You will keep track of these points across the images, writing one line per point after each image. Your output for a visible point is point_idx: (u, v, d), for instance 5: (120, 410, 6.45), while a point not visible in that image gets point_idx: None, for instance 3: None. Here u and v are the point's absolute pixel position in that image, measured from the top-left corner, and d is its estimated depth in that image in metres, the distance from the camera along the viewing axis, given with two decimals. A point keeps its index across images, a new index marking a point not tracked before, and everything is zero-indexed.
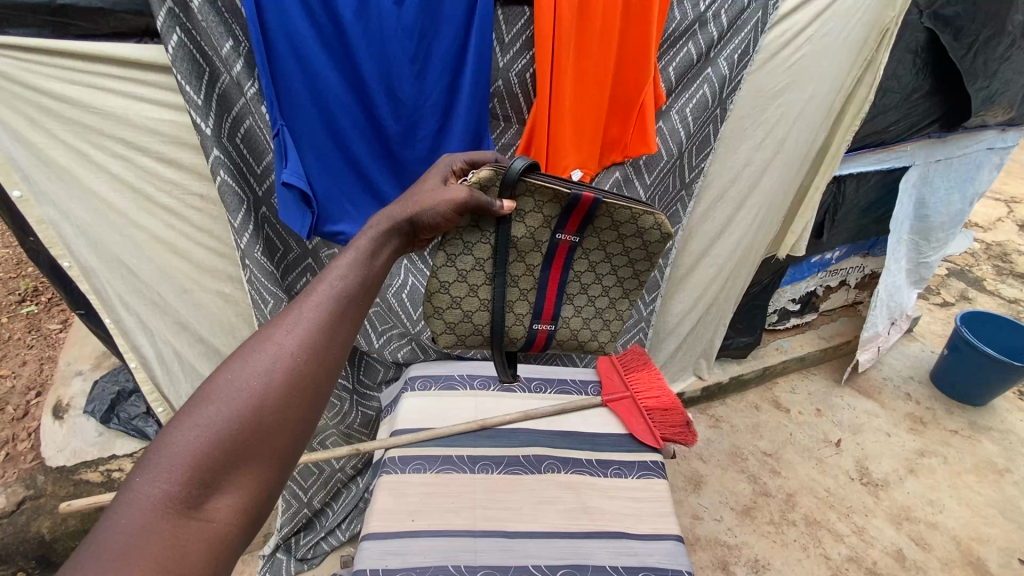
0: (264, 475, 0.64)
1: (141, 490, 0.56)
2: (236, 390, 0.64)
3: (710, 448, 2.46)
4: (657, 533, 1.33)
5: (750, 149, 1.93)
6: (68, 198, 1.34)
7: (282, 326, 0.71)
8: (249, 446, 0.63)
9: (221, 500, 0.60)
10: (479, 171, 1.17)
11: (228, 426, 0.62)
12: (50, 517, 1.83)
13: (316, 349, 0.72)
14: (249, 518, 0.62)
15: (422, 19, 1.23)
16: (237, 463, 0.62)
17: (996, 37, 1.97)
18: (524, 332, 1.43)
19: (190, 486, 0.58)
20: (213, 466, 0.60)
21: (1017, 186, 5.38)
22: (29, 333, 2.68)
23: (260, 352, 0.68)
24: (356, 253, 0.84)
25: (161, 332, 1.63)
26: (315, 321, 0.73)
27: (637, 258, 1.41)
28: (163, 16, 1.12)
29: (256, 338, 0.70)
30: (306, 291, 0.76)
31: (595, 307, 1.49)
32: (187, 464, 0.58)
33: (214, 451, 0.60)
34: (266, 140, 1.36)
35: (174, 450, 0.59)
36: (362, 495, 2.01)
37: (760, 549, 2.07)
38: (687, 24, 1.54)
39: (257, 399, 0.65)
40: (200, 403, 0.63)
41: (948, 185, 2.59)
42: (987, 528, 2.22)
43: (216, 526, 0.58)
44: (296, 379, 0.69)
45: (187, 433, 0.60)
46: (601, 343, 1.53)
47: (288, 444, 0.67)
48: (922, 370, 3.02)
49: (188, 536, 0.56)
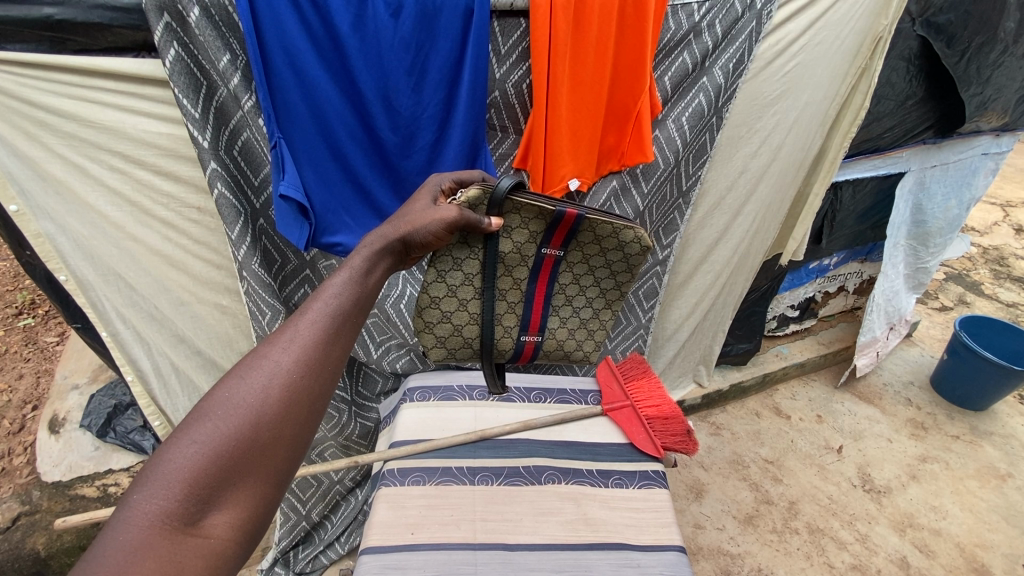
0: (261, 491, 0.63)
1: (137, 506, 0.55)
2: (233, 407, 0.64)
3: (710, 456, 2.46)
4: (658, 544, 1.32)
5: (746, 155, 1.94)
6: (65, 212, 1.34)
7: (278, 342, 0.71)
8: (246, 462, 0.62)
9: (218, 516, 0.59)
10: (468, 192, 1.17)
11: (225, 443, 0.61)
12: (45, 533, 1.79)
13: (313, 365, 0.71)
14: (245, 534, 0.61)
15: (418, 31, 1.23)
16: (235, 479, 0.61)
17: (988, 44, 1.99)
18: (512, 344, 1.45)
19: (187, 503, 0.57)
20: (210, 483, 0.59)
21: (1012, 190, 5.42)
22: (26, 346, 2.66)
23: (257, 369, 0.68)
24: (351, 271, 0.84)
25: (158, 345, 1.62)
26: (314, 337, 0.73)
27: (619, 270, 1.44)
28: (160, 30, 1.12)
29: (252, 355, 0.69)
30: (304, 304, 0.77)
31: (580, 318, 1.51)
32: (185, 480, 0.58)
33: (212, 466, 0.60)
34: (263, 152, 1.37)
35: (171, 466, 0.58)
36: (361, 507, 2.00)
37: (763, 558, 2.05)
38: (681, 35, 1.56)
39: (254, 416, 0.64)
40: (198, 419, 0.62)
41: (944, 191, 2.60)
42: (990, 534, 2.20)
43: (213, 541, 0.57)
44: (295, 394, 0.68)
45: (186, 447, 0.60)
46: (587, 352, 1.56)
47: (284, 461, 0.66)
48: (923, 375, 3.02)
49: (186, 552, 0.55)
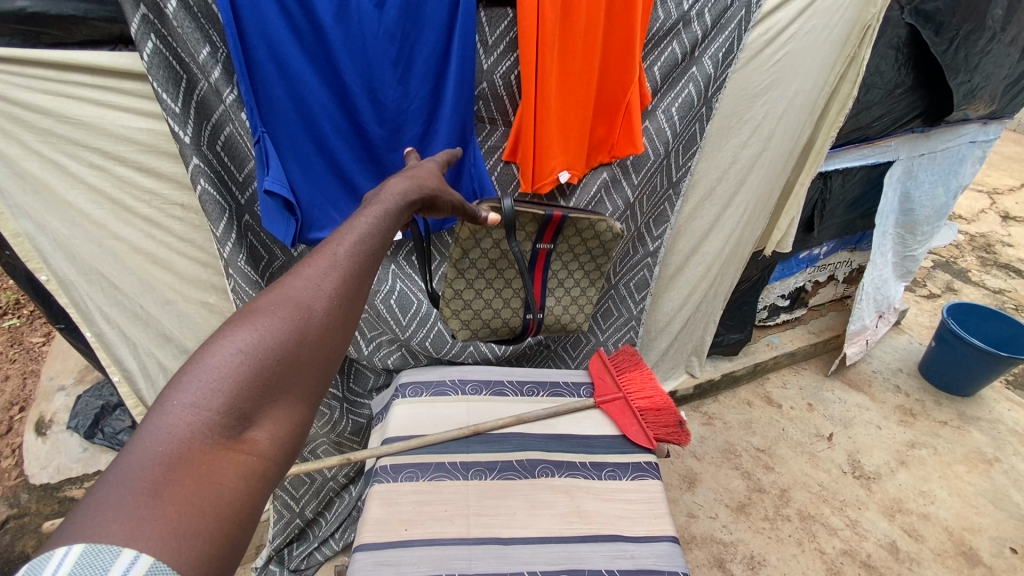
0: (297, 412, 0.61)
1: (176, 412, 0.51)
2: (273, 322, 0.61)
3: (703, 446, 2.47)
4: (652, 535, 1.33)
5: (737, 145, 1.93)
6: (44, 210, 1.30)
7: (319, 264, 0.68)
8: (284, 380, 0.60)
9: (258, 432, 0.56)
10: (484, 208, 1.25)
11: (265, 358, 0.59)
12: (35, 536, 1.77)
13: (353, 292, 0.69)
14: (282, 454, 0.58)
15: (403, 21, 1.20)
16: (273, 397, 0.59)
17: (976, 32, 2.00)
18: (517, 321, 1.67)
19: (228, 416, 0.54)
20: (249, 398, 0.56)
21: (998, 177, 5.47)
22: (12, 347, 2.62)
23: (298, 288, 0.65)
24: (387, 207, 0.81)
25: (145, 344, 1.60)
26: (354, 263, 0.71)
27: (598, 255, 1.60)
28: (136, 23, 1.08)
29: (292, 274, 0.66)
30: (344, 228, 0.74)
31: (573, 296, 1.68)
32: (226, 392, 0.55)
33: (252, 382, 0.57)
34: (247, 146, 1.35)
35: (212, 376, 0.55)
36: (355, 504, 1.99)
37: (756, 546, 2.07)
38: (671, 24, 1.54)
39: (294, 337, 0.62)
40: (238, 331, 0.59)
41: (932, 178, 2.62)
42: (977, 517, 2.24)
43: (254, 457, 0.55)
44: (335, 318, 0.66)
45: (226, 358, 0.57)
46: (582, 322, 1.74)
47: (319, 384, 0.64)
48: (911, 362, 3.05)
49: (227, 464, 0.52)
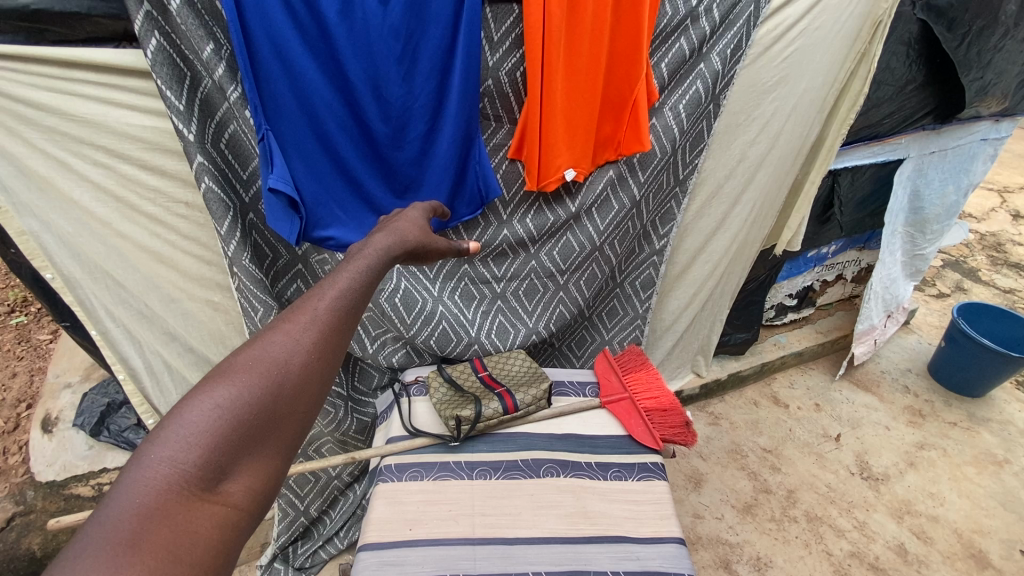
0: (274, 462, 0.61)
1: (152, 466, 0.52)
2: (253, 377, 0.62)
3: (709, 446, 2.45)
4: (658, 536, 1.31)
5: (744, 143, 1.92)
6: (48, 208, 1.30)
7: (302, 317, 0.69)
8: (263, 431, 0.61)
9: (232, 483, 0.57)
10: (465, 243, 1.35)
11: (243, 410, 0.60)
12: (41, 534, 1.80)
13: (333, 344, 0.70)
14: (260, 502, 0.59)
15: (409, 18, 1.19)
16: (251, 448, 0.60)
17: (989, 27, 1.96)
18: None
19: (205, 468, 0.55)
20: (229, 449, 0.57)
21: (1010, 176, 5.40)
22: (18, 344, 2.64)
23: (280, 341, 0.66)
24: (368, 262, 0.83)
25: (150, 343, 1.60)
26: (335, 315, 0.72)
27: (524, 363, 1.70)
28: (140, 19, 1.08)
29: (273, 327, 0.67)
30: (326, 282, 0.76)
31: None
32: (205, 445, 0.56)
33: (231, 434, 0.58)
34: (250, 145, 1.34)
35: (191, 430, 0.56)
36: (359, 503, 1.99)
37: (762, 547, 2.06)
38: (678, 20, 1.52)
39: (274, 388, 0.63)
40: (215, 385, 0.60)
41: (943, 176, 2.58)
42: (988, 519, 2.21)
43: (228, 509, 0.55)
44: (315, 370, 0.67)
45: (204, 411, 0.57)
46: None
47: (298, 435, 0.64)
48: (921, 363, 3.02)
49: (201, 520, 0.52)
